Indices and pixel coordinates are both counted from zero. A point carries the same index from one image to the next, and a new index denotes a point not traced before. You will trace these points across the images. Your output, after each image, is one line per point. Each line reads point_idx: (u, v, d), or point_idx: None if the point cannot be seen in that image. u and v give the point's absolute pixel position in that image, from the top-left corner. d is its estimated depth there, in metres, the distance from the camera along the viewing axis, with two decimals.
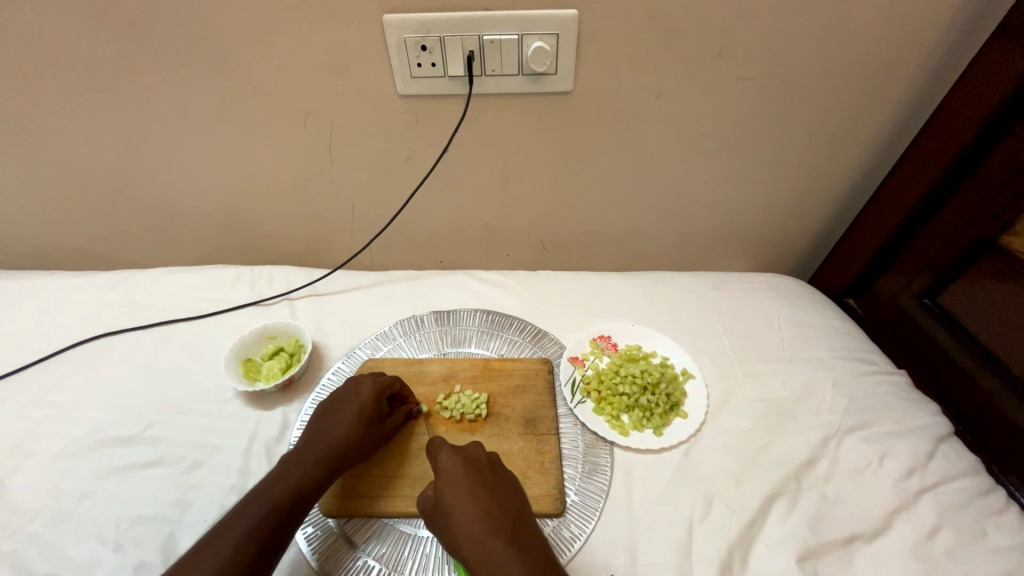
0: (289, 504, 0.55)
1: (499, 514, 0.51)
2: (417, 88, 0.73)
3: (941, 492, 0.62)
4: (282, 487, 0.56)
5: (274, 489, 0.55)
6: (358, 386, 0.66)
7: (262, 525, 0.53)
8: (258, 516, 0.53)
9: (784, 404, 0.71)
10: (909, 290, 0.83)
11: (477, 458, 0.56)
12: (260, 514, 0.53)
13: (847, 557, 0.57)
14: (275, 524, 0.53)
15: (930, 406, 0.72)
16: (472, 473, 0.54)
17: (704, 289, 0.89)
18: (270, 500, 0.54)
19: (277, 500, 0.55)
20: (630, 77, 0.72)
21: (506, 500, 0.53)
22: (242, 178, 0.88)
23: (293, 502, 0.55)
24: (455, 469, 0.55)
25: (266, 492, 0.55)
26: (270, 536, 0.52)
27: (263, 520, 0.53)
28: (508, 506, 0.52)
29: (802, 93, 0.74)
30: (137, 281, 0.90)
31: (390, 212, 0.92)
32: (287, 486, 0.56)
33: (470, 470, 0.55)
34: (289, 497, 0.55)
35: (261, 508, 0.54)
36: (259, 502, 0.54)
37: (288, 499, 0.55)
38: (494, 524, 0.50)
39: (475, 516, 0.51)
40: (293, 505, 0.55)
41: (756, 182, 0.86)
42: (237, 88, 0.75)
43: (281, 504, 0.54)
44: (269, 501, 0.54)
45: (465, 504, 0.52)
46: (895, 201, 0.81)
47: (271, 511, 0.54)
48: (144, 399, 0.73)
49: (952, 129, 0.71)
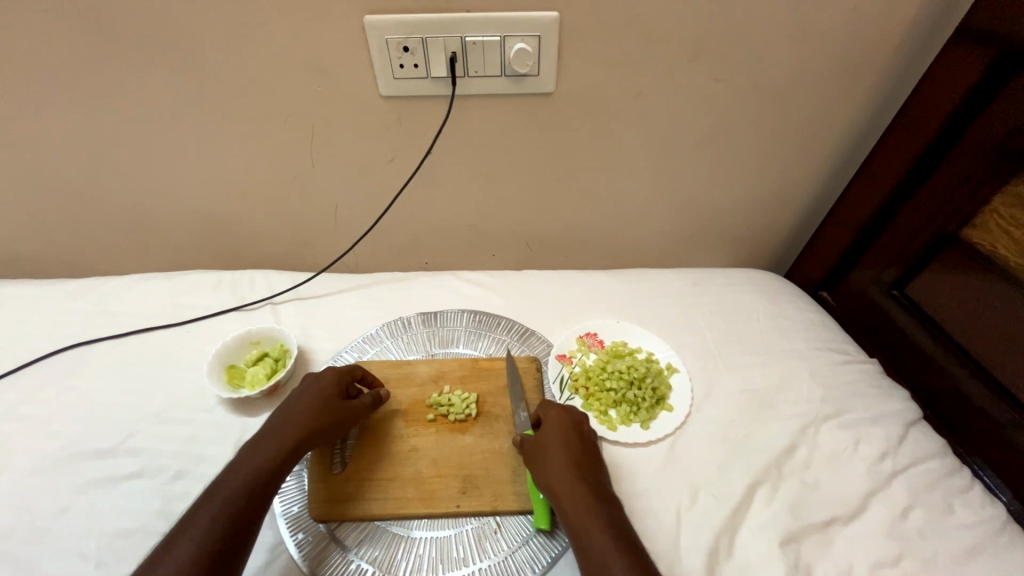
0: (252, 497, 0.53)
1: (587, 469, 0.59)
2: (401, 89, 0.73)
3: (911, 474, 0.65)
4: (241, 477, 0.54)
5: (239, 478, 0.54)
6: (318, 376, 0.66)
7: (220, 518, 0.50)
8: (219, 509, 0.51)
9: (764, 395, 0.74)
10: (878, 282, 0.86)
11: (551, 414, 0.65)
12: (220, 506, 0.51)
13: (826, 539, 0.59)
14: (239, 520, 0.51)
15: (899, 392, 0.75)
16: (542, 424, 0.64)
17: (685, 285, 0.91)
18: (236, 500, 0.52)
19: (240, 497, 0.52)
20: (610, 79, 0.74)
21: (592, 460, 0.61)
22: (221, 181, 0.86)
23: (254, 494, 0.53)
24: (558, 424, 0.63)
25: (235, 493, 0.53)
26: (235, 532, 0.50)
27: (226, 516, 0.51)
28: (591, 463, 0.60)
29: (775, 93, 0.76)
30: (110, 288, 0.87)
31: (374, 215, 0.92)
32: (251, 481, 0.54)
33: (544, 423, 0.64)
34: (256, 489, 0.54)
35: (232, 503, 0.52)
36: (221, 493, 0.52)
37: (246, 491, 0.53)
38: (585, 473, 0.58)
39: (569, 460, 0.59)
40: (256, 503, 0.53)
41: (733, 180, 0.89)
42: (214, 89, 0.74)
43: (245, 499, 0.52)
44: (237, 498, 0.52)
45: (563, 454, 0.60)
46: (864, 196, 0.84)
47: (239, 501, 0.52)
48: (122, 409, 0.71)
49: (915, 128, 0.75)
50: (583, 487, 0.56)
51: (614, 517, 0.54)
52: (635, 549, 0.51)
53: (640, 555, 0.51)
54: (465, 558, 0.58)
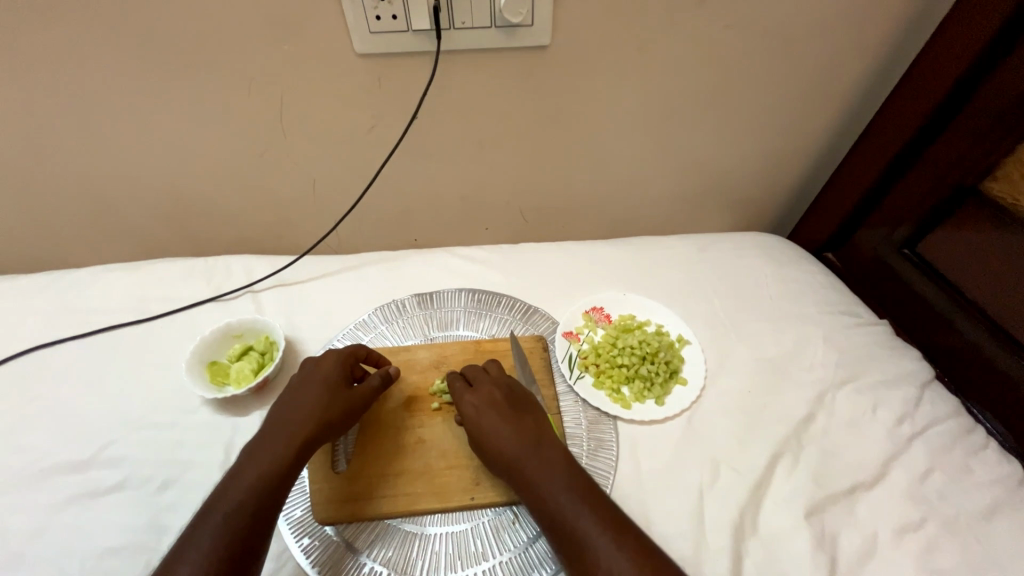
0: (256, 509, 0.47)
1: (525, 440, 0.54)
2: (379, 45, 0.65)
3: (930, 435, 0.64)
4: (243, 488, 0.48)
5: (240, 489, 0.48)
6: (320, 360, 0.60)
7: (224, 537, 0.45)
8: (221, 526, 0.45)
9: (779, 363, 0.71)
10: (889, 240, 0.82)
11: (498, 400, 0.58)
12: (221, 524, 0.46)
13: (850, 506, 0.58)
14: (245, 538, 0.45)
15: (913, 353, 0.74)
16: (487, 413, 0.57)
17: (692, 252, 0.87)
18: (238, 513, 0.46)
19: (243, 510, 0.47)
20: (613, 29, 0.67)
21: (529, 426, 0.56)
22: (183, 158, 0.77)
23: (262, 504, 0.47)
24: (476, 406, 0.58)
25: (234, 505, 0.47)
26: (243, 551, 0.45)
27: (230, 534, 0.45)
28: (531, 429, 0.56)
29: (789, 40, 0.70)
30: (69, 283, 0.79)
31: (357, 190, 0.85)
32: (254, 490, 0.48)
33: (491, 411, 0.57)
34: (263, 498, 0.48)
35: (236, 517, 0.46)
36: (221, 508, 0.47)
37: (251, 503, 0.47)
38: (524, 448, 0.54)
39: (503, 443, 0.54)
40: (264, 515, 0.47)
41: (741, 138, 0.84)
42: (162, 51, 0.64)
43: (251, 511, 0.47)
44: (239, 510, 0.47)
45: (495, 437, 0.55)
46: (877, 150, 0.80)
47: (244, 515, 0.46)
48: (96, 417, 0.65)
49: (936, 73, 0.69)
50: (528, 466, 0.52)
51: (601, 506, 0.50)
52: (632, 538, 0.47)
53: (640, 544, 0.47)
54: (484, 553, 0.55)
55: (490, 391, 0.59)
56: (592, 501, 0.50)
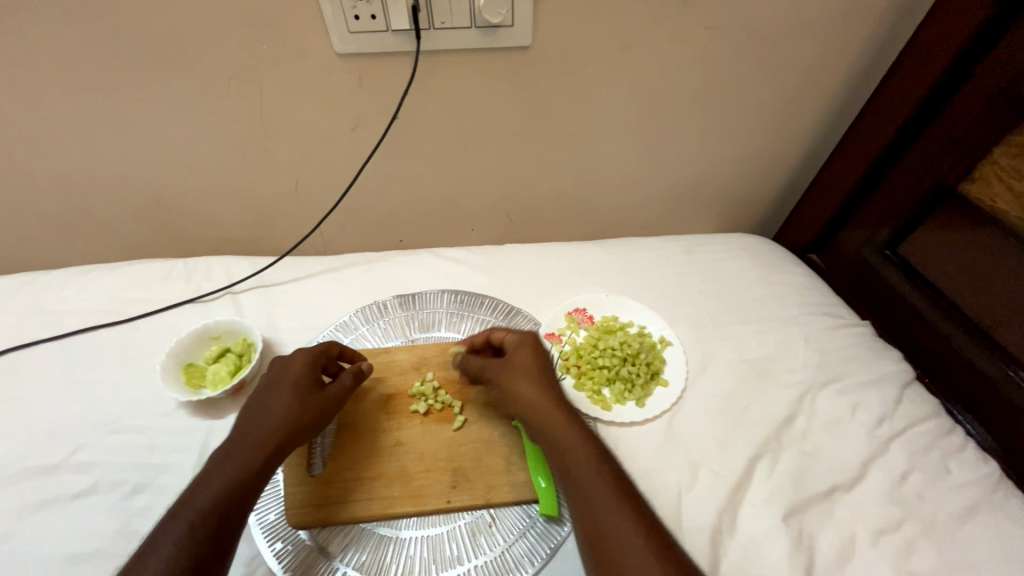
0: (217, 517, 0.46)
1: (563, 404, 0.57)
2: (357, 45, 0.64)
3: (909, 437, 0.64)
4: (208, 494, 0.47)
5: (206, 495, 0.47)
6: (289, 360, 0.59)
7: (186, 543, 0.44)
8: (185, 533, 0.44)
9: (760, 363, 0.71)
10: (870, 243, 0.83)
11: (543, 367, 0.61)
12: (183, 530, 0.45)
13: (829, 507, 0.58)
14: (207, 546, 0.44)
15: (894, 354, 0.74)
16: (531, 376, 0.59)
17: (675, 253, 0.87)
18: (202, 520, 0.45)
19: (207, 516, 0.46)
20: (594, 30, 0.66)
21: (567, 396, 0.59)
22: (162, 158, 0.77)
23: (226, 510, 0.47)
24: (522, 366, 0.61)
25: (198, 512, 0.46)
26: (204, 559, 0.44)
27: (192, 540, 0.44)
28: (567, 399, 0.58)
29: (770, 41, 0.70)
30: (45, 284, 0.78)
31: (339, 191, 0.84)
32: (218, 495, 0.47)
33: (533, 372, 0.60)
34: (228, 504, 0.47)
35: (199, 523, 0.45)
36: (184, 515, 0.46)
37: (216, 508, 0.46)
38: (563, 410, 0.56)
39: (542, 401, 0.57)
40: (228, 521, 0.46)
41: (724, 139, 0.84)
42: (138, 50, 0.63)
43: (217, 517, 0.46)
44: (203, 516, 0.46)
45: (533, 395, 0.57)
46: (860, 152, 0.80)
47: (208, 521, 0.45)
48: (68, 420, 0.64)
49: (915, 74, 0.70)
50: (561, 427, 0.54)
51: (617, 476, 0.51)
52: (642, 512, 0.48)
53: (647, 517, 0.48)
54: (460, 556, 0.55)
55: (536, 354, 0.63)
56: (610, 469, 0.51)
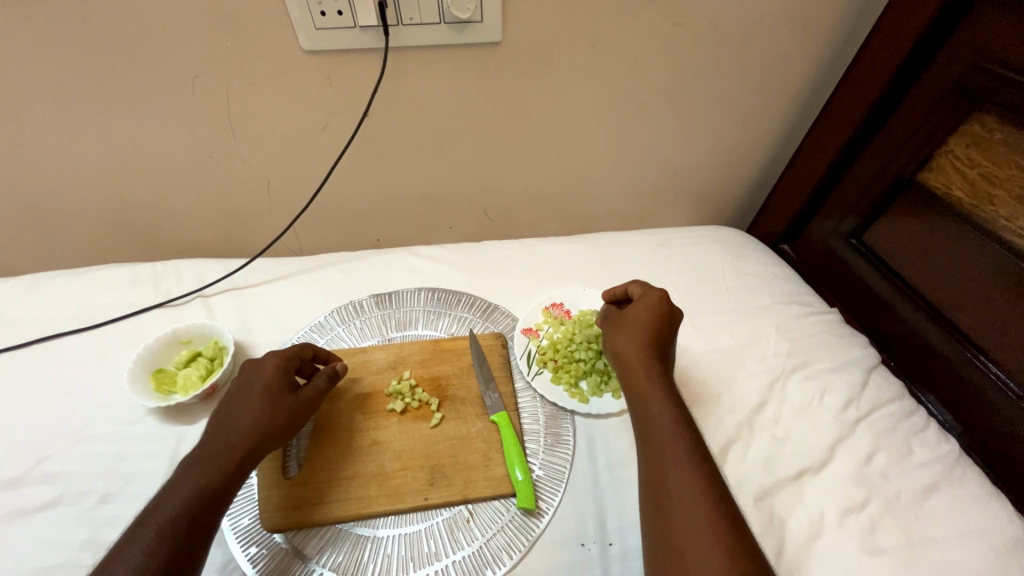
0: (187, 523, 0.45)
1: (652, 358, 0.57)
2: (324, 42, 0.63)
3: (874, 419, 0.66)
4: (177, 500, 0.46)
5: (175, 501, 0.46)
6: (260, 363, 0.59)
7: (155, 551, 0.43)
8: (153, 540, 0.43)
9: (732, 352, 0.73)
10: (837, 232, 0.85)
11: (655, 320, 0.60)
12: (152, 537, 0.44)
13: (798, 490, 0.60)
14: (176, 551, 0.44)
15: (860, 339, 0.76)
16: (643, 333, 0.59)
17: (649, 247, 0.88)
18: (170, 527, 0.45)
19: (176, 523, 0.45)
20: (563, 26, 0.67)
21: (662, 350, 0.58)
22: (126, 159, 0.75)
23: (195, 515, 0.46)
24: (637, 318, 0.61)
25: (166, 518, 0.45)
26: (174, 565, 0.43)
27: (161, 547, 0.43)
28: (660, 352, 0.58)
29: (736, 36, 0.72)
30: (5, 292, 0.76)
31: (312, 190, 0.83)
32: (189, 501, 0.46)
33: (646, 329, 0.59)
34: (197, 510, 0.46)
35: (167, 531, 0.44)
36: (153, 522, 0.45)
37: (187, 514, 0.46)
38: (651, 363, 0.57)
39: (641, 355, 0.57)
40: (198, 527, 0.45)
41: (695, 133, 0.85)
42: (94, 49, 0.61)
43: (186, 524, 0.45)
44: (172, 522, 0.45)
45: (633, 350, 0.58)
46: (824, 145, 0.82)
47: (178, 527, 0.45)
48: (31, 431, 0.62)
49: (875, 68, 0.72)
50: (649, 381, 0.55)
51: (696, 440, 0.51)
52: (712, 474, 0.48)
53: (712, 469, 0.49)
54: (437, 553, 0.55)
55: (657, 309, 0.61)
56: (691, 433, 0.51)
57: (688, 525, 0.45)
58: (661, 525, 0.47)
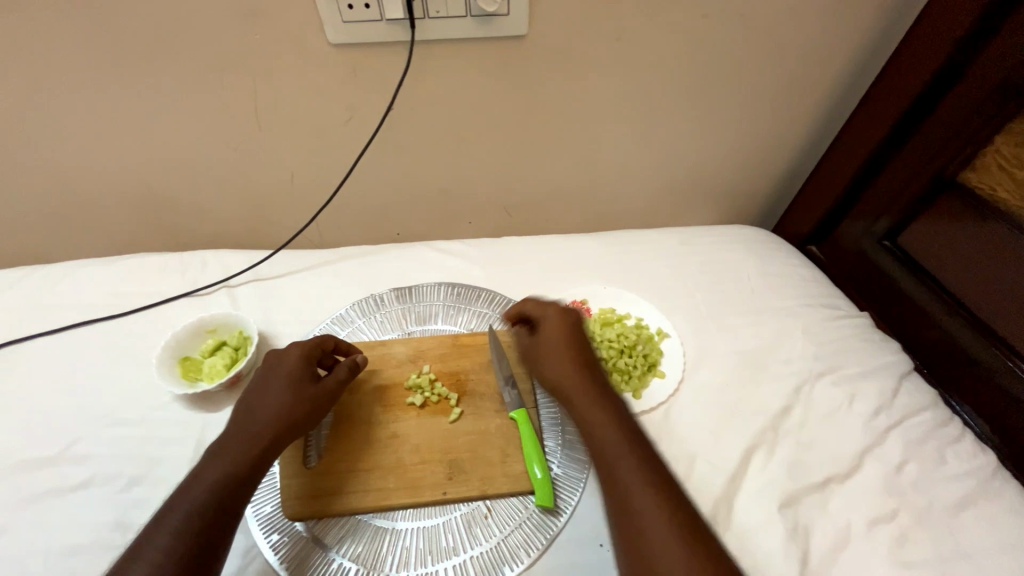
0: (214, 507, 0.46)
1: (588, 378, 0.58)
2: (351, 35, 0.64)
3: (906, 427, 0.64)
4: (204, 486, 0.47)
5: (202, 486, 0.47)
6: (284, 354, 0.59)
7: (183, 534, 0.44)
8: (181, 524, 0.44)
9: (757, 355, 0.71)
10: (869, 234, 0.82)
11: (570, 343, 0.61)
12: (180, 521, 0.45)
13: (824, 499, 0.58)
14: (203, 536, 0.44)
15: (891, 344, 0.74)
16: (570, 357, 0.60)
17: (672, 246, 0.86)
18: (197, 511, 0.45)
19: (203, 507, 0.46)
20: (590, 19, 0.66)
21: (589, 369, 0.59)
22: (156, 151, 0.76)
23: (222, 500, 0.47)
24: (550, 341, 0.62)
25: (193, 502, 0.46)
26: (201, 549, 0.44)
27: (189, 531, 0.44)
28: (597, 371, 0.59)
29: (769, 29, 0.69)
30: (41, 278, 0.78)
31: (335, 184, 0.84)
32: (215, 487, 0.47)
33: (568, 350, 0.61)
34: (224, 495, 0.47)
35: (194, 515, 0.45)
36: (182, 506, 0.46)
37: (213, 499, 0.46)
38: (593, 381, 0.57)
39: (580, 374, 0.58)
40: (223, 513, 0.46)
41: (722, 130, 0.83)
42: (129, 41, 0.63)
43: (212, 509, 0.46)
44: (200, 507, 0.46)
45: (564, 371, 0.59)
46: (858, 143, 0.79)
47: (205, 512, 0.46)
48: (65, 413, 0.64)
49: (916, 63, 0.69)
50: (592, 399, 0.56)
51: (647, 455, 0.51)
52: (669, 487, 0.48)
53: (666, 480, 0.49)
54: (455, 547, 0.55)
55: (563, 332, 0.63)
56: (640, 448, 0.51)
57: (656, 542, 0.44)
58: (631, 543, 0.46)
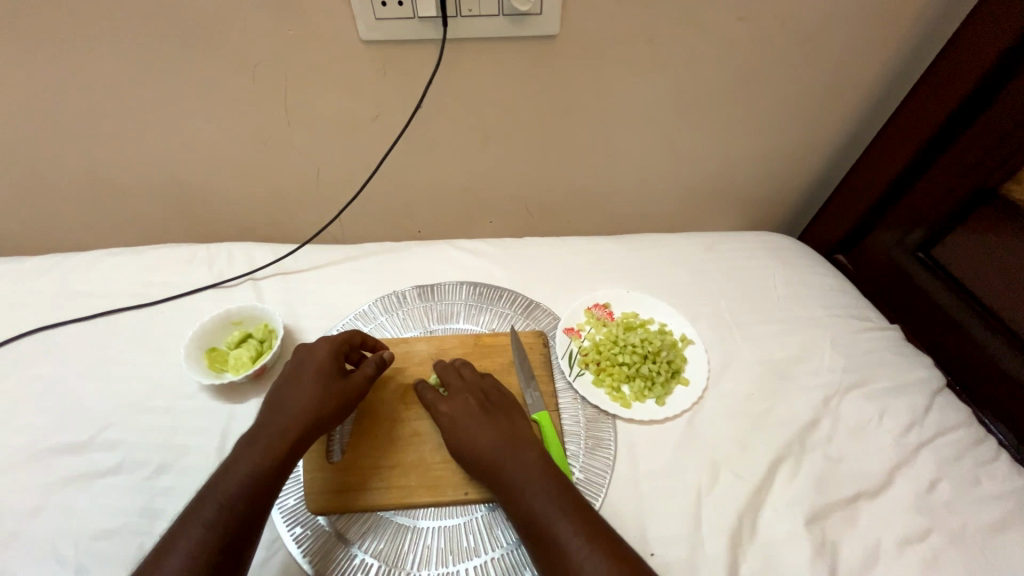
0: (244, 500, 0.46)
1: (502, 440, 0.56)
2: (383, 32, 0.64)
3: (938, 445, 0.62)
4: (235, 478, 0.48)
5: (233, 479, 0.48)
6: (312, 348, 0.60)
7: (216, 526, 0.45)
8: (214, 515, 0.45)
9: (783, 365, 0.70)
10: (902, 244, 0.80)
11: (471, 406, 0.60)
12: (213, 512, 0.45)
13: (852, 515, 0.57)
14: (235, 527, 0.45)
15: (923, 359, 0.72)
16: (469, 422, 0.58)
17: (697, 251, 0.85)
18: (228, 504, 0.46)
19: (234, 500, 0.46)
20: (623, 20, 0.65)
21: (497, 430, 0.57)
22: (187, 144, 0.77)
23: (252, 493, 0.47)
24: (445, 406, 0.60)
25: (224, 495, 0.46)
26: (233, 540, 0.45)
27: (222, 523, 0.45)
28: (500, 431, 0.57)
29: (806, 32, 0.68)
30: (74, 266, 0.80)
31: (360, 180, 0.84)
32: (245, 480, 0.48)
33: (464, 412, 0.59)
34: (254, 488, 0.48)
35: (227, 507, 0.46)
36: (215, 498, 0.46)
37: (245, 491, 0.47)
38: (499, 447, 0.55)
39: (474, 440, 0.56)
40: (253, 506, 0.47)
41: (752, 134, 0.82)
42: (166, 35, 0.64)
43: (243, 501, 0.46)
44: (231, 499, 0.46)
45: (468, 438, 0.57)
46: (893, 151, 0.77)
47: (237, 505, 0.46)
48: (95, 400, 0.65)
49: (959, 71, 0.67)
50: (511, 464, 0.54)
51: (583, 514, 0.50)
52: (610, 545, 0.47)
53: (607, 536, 0.48)
54: (476, 548, 0.55)
55: (468, 396, 0.61)
56: (574, 508, 0.50)
57: None
58: None
